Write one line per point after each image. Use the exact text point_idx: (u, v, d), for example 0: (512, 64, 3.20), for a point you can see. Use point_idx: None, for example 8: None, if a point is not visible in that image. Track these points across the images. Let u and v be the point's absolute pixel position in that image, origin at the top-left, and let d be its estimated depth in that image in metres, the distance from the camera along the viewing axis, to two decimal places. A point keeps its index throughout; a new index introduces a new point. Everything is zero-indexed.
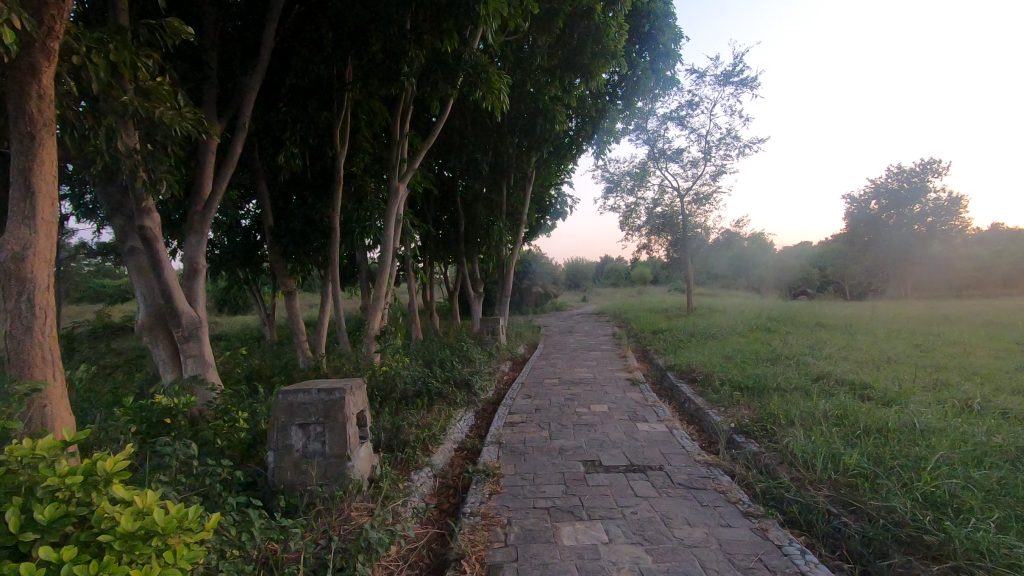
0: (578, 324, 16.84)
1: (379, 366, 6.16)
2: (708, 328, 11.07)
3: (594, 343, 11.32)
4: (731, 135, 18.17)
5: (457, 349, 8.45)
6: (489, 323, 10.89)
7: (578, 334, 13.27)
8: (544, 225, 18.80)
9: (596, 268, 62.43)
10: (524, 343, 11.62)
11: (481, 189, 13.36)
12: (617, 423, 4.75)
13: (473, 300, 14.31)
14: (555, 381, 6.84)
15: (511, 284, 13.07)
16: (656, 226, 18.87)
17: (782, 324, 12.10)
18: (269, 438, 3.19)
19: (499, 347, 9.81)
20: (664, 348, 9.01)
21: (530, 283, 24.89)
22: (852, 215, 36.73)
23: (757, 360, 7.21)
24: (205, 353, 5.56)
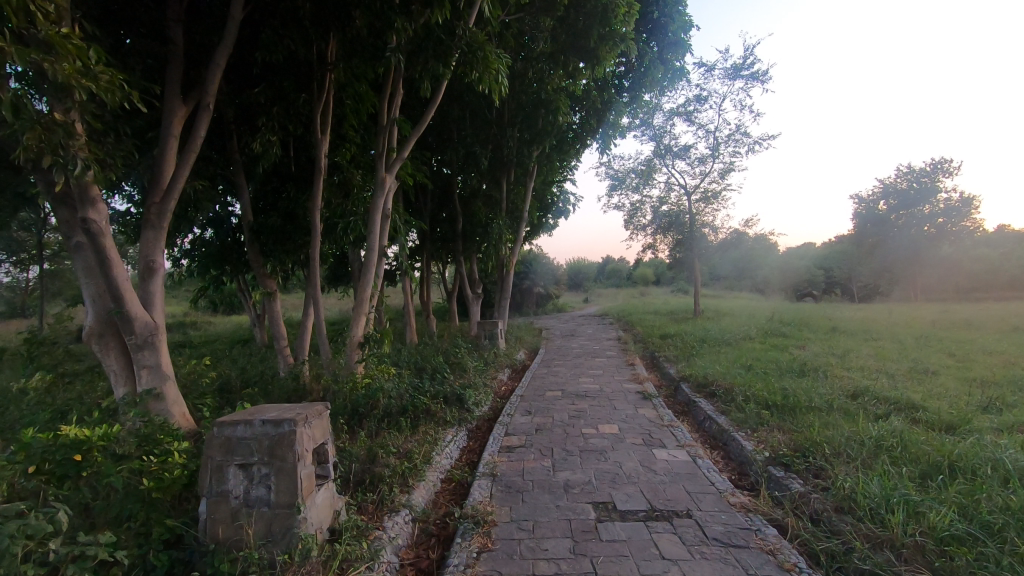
0: (581, 326, 16.20)
1: (361, 378, 5.53)
2: (719, 334, 10.42)
3: (598, 348, 10.67)
4: (741, 131, 17.49)
5: (452, 356, 7.82)
6: (486, 328, 10.25)
7: (581, 339, 12.62)
8: (546, 224, 18.16)
9: (598, 268, 61.69)
10: (524, 347, 10.98)
11: (481, 185, 12.73)
12: (631, 449, 4.09)
13: (471, 302, 13.68)
14: (559, 393, 6.20)
15: (510, 286, 12.43)
16: (662, 225, 18.22)
17: (797, 329, 11.44)
18: (199, 482, 2.54)
19: (496, 353, 9.16)
20: (675, 356, 8.36)
21: (530, 283, 24.22)
22: (860, 216, 36.03)
23: (781, 372, 6.56)
24: (162, 363, 4.93)
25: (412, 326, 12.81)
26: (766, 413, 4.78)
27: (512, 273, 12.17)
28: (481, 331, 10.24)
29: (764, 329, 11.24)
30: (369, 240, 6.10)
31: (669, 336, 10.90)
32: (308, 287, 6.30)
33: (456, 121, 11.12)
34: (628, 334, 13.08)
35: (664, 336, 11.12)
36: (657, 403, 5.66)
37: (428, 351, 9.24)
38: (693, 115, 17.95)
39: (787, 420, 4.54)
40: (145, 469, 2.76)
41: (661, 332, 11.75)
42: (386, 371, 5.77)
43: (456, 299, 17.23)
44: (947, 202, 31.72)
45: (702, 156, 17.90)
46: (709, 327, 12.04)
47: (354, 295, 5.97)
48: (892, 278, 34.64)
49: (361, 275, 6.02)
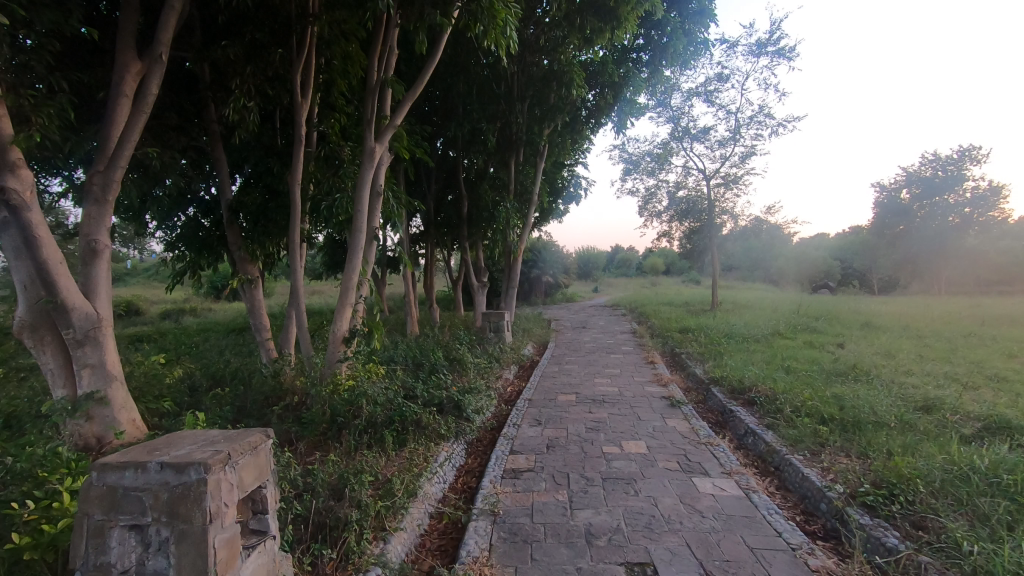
0: (592, 318, 15.41)
1: (345, 380, 4.78)
2: (746, 329, 9.57)
3: (612, 343, 9.85)
4: (764, 112, 16.48)
5: (453, 352, 7.05)
6: (491, 319, 9.46)
7: (593, 332, 11.80)
8: (556, 209, 17.31)
9: (608, 258, 60.59)
10: (532, 341, 10.20)
11: (488, 166, 11.91)
12: (668, 478, 3.30)
13: (477, 291, 12.90)
14: (573, 398, 5.42)
15: (518, 274, 11.61)
16: (678, 212, 17.30)
17: (829, 325, 10.53)
18: (72, 551, 1.79)
19: (503, 348, 8.38)
20: (700, 354, 7.54)
21: (539, 272, 23.38)
22: (881, 205, 34.79)
23: (828, 376, 5.73)
24: (108, 361, 4.20)
25: (414, 317, 12.05)
26: (825, 430, 3.97)
27: (521, 261, 11.36)
28: (486, 323, 9.45)
29: (794, 325, 10.36)
30: (356, 221, 5.30)
31: (690, 331, 10.05)
32: (288, 274, 5.53)
33: (461, 95, 10.29)
34: (643, 327, 12.23)
35: (685, 331, 10.29)
36: (689, 412, 4.86)
37: (428, 346, 8.45)
38: (714, 95, 16.94)
39: (854, 441, 3.73)
40: (15, 519, 2.04)
41: (681, 327, 10.90)
42: (373, 372, 5.02)
43: (461, 288, 16.47)
44: (975, 191, 30.41)
45: (722, 138, 16.92)
46: (733, 321, 11.18)
47: (339, 284, 5.19)
48: (913, 270, 33.44)
49: (348, 262, 5.23)
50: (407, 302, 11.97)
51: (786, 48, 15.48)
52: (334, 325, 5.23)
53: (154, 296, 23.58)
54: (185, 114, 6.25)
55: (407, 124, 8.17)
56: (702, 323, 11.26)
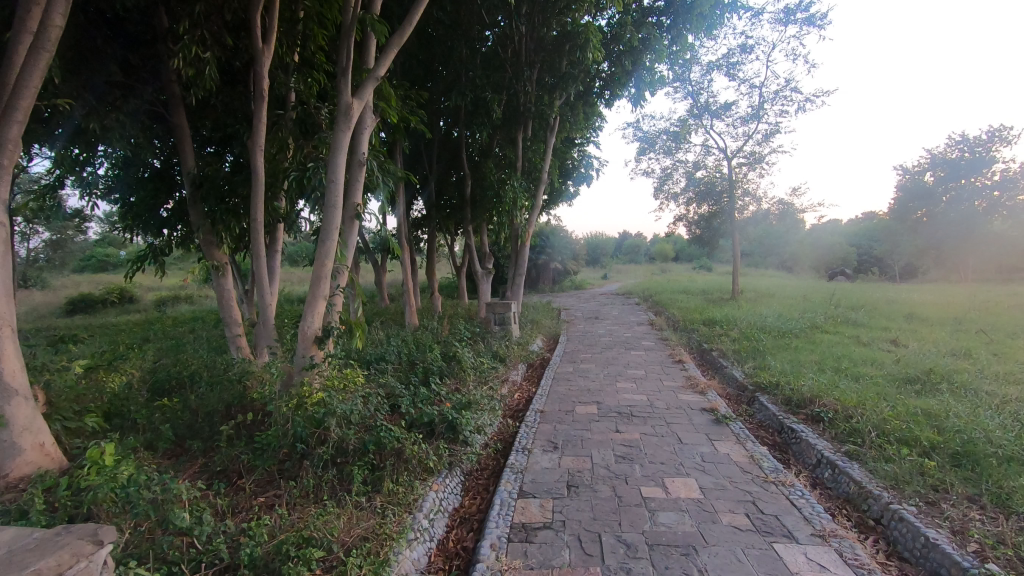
0: (605, 308, 14.42)
1: (312, 390, 3.87)
2: (781, 322, 8.57)
3: (631, 337, 8.90)
4: (790, 86, 15.30)
5: (451, 351, 6.13)
6: (496, 311, 8.52)
7: (607, 324, 10.83)
8: (565, 191, 16.31)
9: (616, 243, 59.38)
10: (542, 334, 9.27)
11: (494, 142, 10.93)
12: (743, 547, 2.35)
13: (481, 279, 11.93)
14: (594, 410, 4.50)
15: (526, 261, 10.62)
16: (696, 194, 16.23)
17: (871, 318, 9.48)
18: None
19: (509, 343, 7.46)
20: (736, 353, 6.58)
21: (547, 259, 22.41)
22: (903, 189, 33.40)
23: (902, 384, 4.76)
24: (8, 374, 3.21)
25: (413, 306, 11.10)
26: (932, 467, 3.02)
27: (528, 247, 10.37)
28: (489, 315, 8.51)
29: (832, 317, 9.34)
30: (329, 196, 4.30)
31: (717, 324, 9.06)
32: (252, 265, 4.54)
33: (463, 61, 9.29)
34: (661, 318, 11.24)
35: (710, 323, 9.30)
36: (741, 432, 3.92)
37: (425, 341, 7.53)
38: (736, 68, 15.77)
39: (980, 487, 2.79)
40: None
41: (706, 318, 9.91)
42: (349, 381, 4.12)
43: (465, 275, 15.52)
44: (1004, 174, 28.99)
45: (744, 115, 15.78)
46: (763, 311, 10.17)
47: (311, 274, 4.22)
48: (937, 257, 32.06)
49: (320, 247, 4.25)
50: (404, 288, 11.01)
51: (816, 15, 14.25)
52: (302, 322, 4.28)
53: (154, 284, 22.91)
54: (139, 73, 5.37)
55: (402, 90, 7.21)
56: (728, 314, 10.27)
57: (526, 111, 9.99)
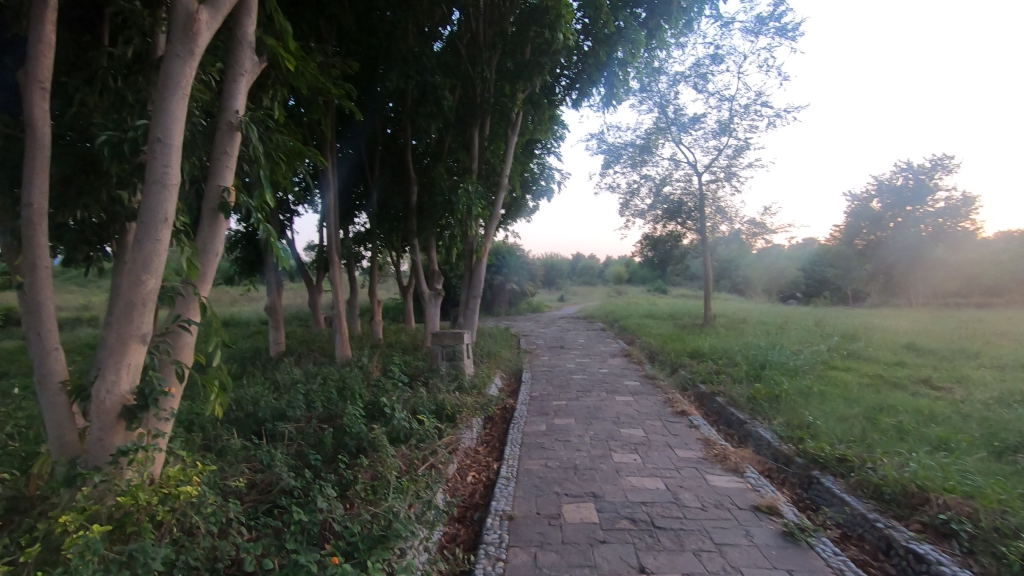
0: (568, 335, 12.99)
1: (90, 518, 2.10)
2: (786, 355, 7.24)
3: (610, 373, 7.38)
4: (760, 100, 14.46)
5: (378, 407, 4.37)
6: (447, 344, 6.81)
7: (576, 355, 9.29)
8: (523, 204, 14.93)
9: (572, 264, 58.80)
10: (500, 372, 7.63)
11: (445, 143, 9.33)
12: None
13: (429, 302, 10.18)
14: (592, 517, 2.87)
15: (482, 281, 8.77)
16: (663, 212, 15.11)
17: (874, 350, 8.34)
18: None
19: (460, 389, 5.77)
20: (755, 404, 5.11)
21: (504, 279, 20.88)
22: (851, 214, 33.93)
23: (1019, 460, 3.36)
24: None
25: (346, 334, 9.23)
26: None
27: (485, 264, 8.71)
28: (436, 348, 6.82)
29: (835, 349, 8.13)
30: (151, 167, 2.49)
31: (709, 359, 7.65)
32: (26, 283, 2.64)
33: (408, 41, 7.64)
34: (637, 348, 9.81)
35: (700, 358, 7.90)
36: (843, 568, 2.36)
37: (350, 386, 5.73)
38: (705, 79, 14.83)
39: None
40: None
41: (691, 350, 8.54)
42: (177, 491, 2.37)
43: (412, 297, 13.76)
44: (947, 201, 29.77)
45: (713, 129, 14.81)
46: (754, 341, 8.89)
47: (115, 303, 2.42)
48: (885, 281, 32.58)
49: (133, 259, 2.45)
50: (335, 312, 9.12)
51: (789, 25, 13.47)
52: (98, 382, 2.47)
53: None
54: None
55: (324, 57, 5.52)
56: (714, 344, 8.97)
57: (483, 104, 8.47)
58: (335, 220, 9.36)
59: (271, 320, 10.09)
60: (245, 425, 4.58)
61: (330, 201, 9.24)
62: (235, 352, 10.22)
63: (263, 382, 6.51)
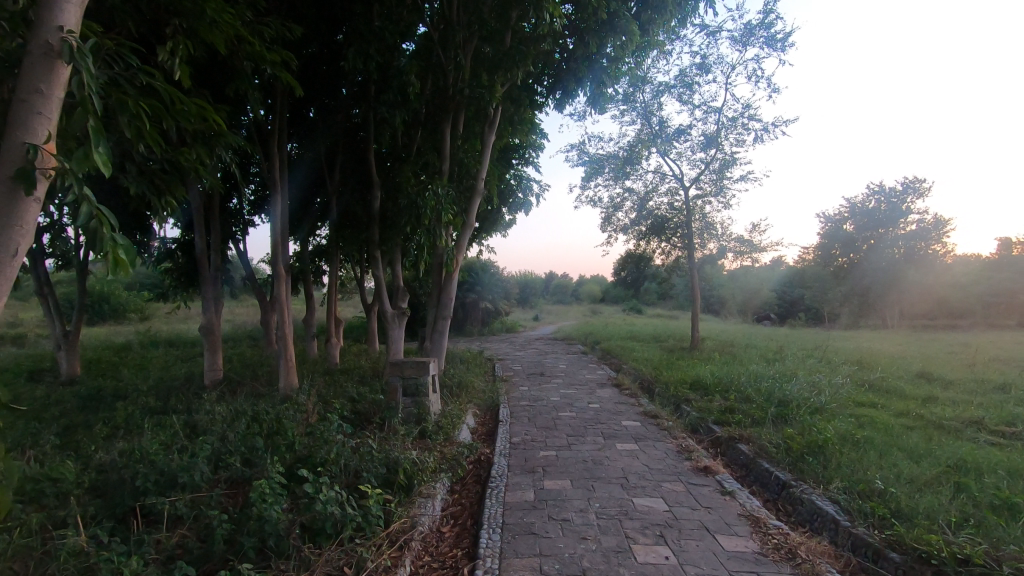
0: (547, 359, 11.88)
1: None
2: (804, 388, 6.23)
3: (602, 410, 6.25)
4: (748, 112, 13.81)
5: (303, 475, 3.17)
6: (408, 377, 5.59)
7: (560, 385, 8.15)
8: (498, 217, 13.87)
9: (547, 283, 57.96)
10: (471, 408, 6.44)
11: (413, 143, 8.22)
12: None
13: (392, 323, 8.95)
14: None
15: (453, 299, 7.54)
16: (647, 228, 14.22)
17: (893, 380, 7.41)
18: None
19: (420, 439, 4.56)
20: (796, 458, 4.05)
21: (477, 298, 19.69)
22: (825, 235, 33.94)
23: None
24: None
25: (292, 360, 7.92)
26: None
27: (455, 279, 7.53)
28: (395, 380, 5.59)
29: (854, 380, 7.15)
30: None
31: (716, 393, 6.60)
32: None
33: (369, 19, 6.56)
34: (627, 377, 8.72)
35: (705, 392, 6.82)
36: None
37: (281, 434, 4.47)
38: (691, 90, 14.14)
39: None
40: None
41: (691, 380, 7.47)
42: None
43: (376, 316, 12.47)
44: (919, 224, 29.91)
45: (700, 141, 14.08)
46: (760, 369, 7.88)
47: None
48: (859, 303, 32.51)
49: None
50: (279, 333, 7.80)
51: (778, 35, 12.90)
52: None
53: None
54: None
55: (253, 13, 4.37)
56: (715, 373, 7.93)
57: (456, 96, 7.42)
58: (282, 225, 8.04)
59: (207, 342, 8.72)
60: (118, 499, 3.31)
61: (276, 203, 7.96)
62: (164, 380, 8.81)
63: (176, 426, 5.19)
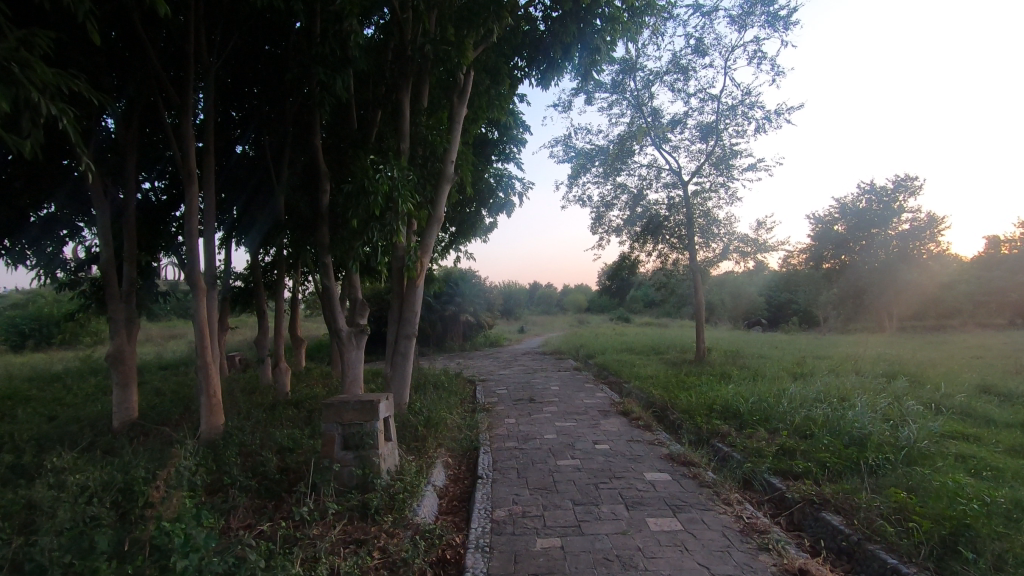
0: (536, 379, 10.36)
1: None
2: (877, 420, 4.74)
3: (613, 456, 4.75)
4: (748, 99, 12.59)
5: None
6: (348, 423, 4.04)
7: (554, 416, 6.60)
8: (475, 220, 12.41)
9: (532, 292, 56.51)
10: (441, 458, 4.89)
11: (368, 125, 6.70)
12: None
13: (348, 344, 7.35)
14: None
15: (417, 312, 5.99)
16: (641, 230, 12.81)
17: (962, 399, 6.02)
18: None
19: (354, 537, 3.01)
20: (940, 558, 2.60)
21: (457, 311, 18.11)
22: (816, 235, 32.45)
23: None
24: None
25: (217, 395, 6.26)
26: None
27: (420, 287, 5.98)
28: (330, 428, 4.03)
29: (923, 404, 5.69)
30: None
31: (758, 429, 5.10)
32: None
33: None
34: (635, 403, 7.20)
35: (742, 427, 5.32)
36: None
37: (139, 524, 2.93)
38: (685, 76, 12.88)
39: None
40: None
41: (720, 406, 5.96)
42: None
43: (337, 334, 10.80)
44: (912, 223, 28.99)
45: (697, 131, 12.77)
46: (800, 390, 6.39)
47: None
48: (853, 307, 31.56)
49: None
50: (199, 360, 6.14)
51: (781, 12, 11.73)
52: None
53: None
54: None
55: None
56: (744, 395, 6.45)
57: (417, 61, 5.94)
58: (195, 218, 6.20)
59: (116, 374, 7.05)
60: None
61: (190, 194, 6.28)
62: (66, 423, 7.13)
63: (9, 508, 3.59)
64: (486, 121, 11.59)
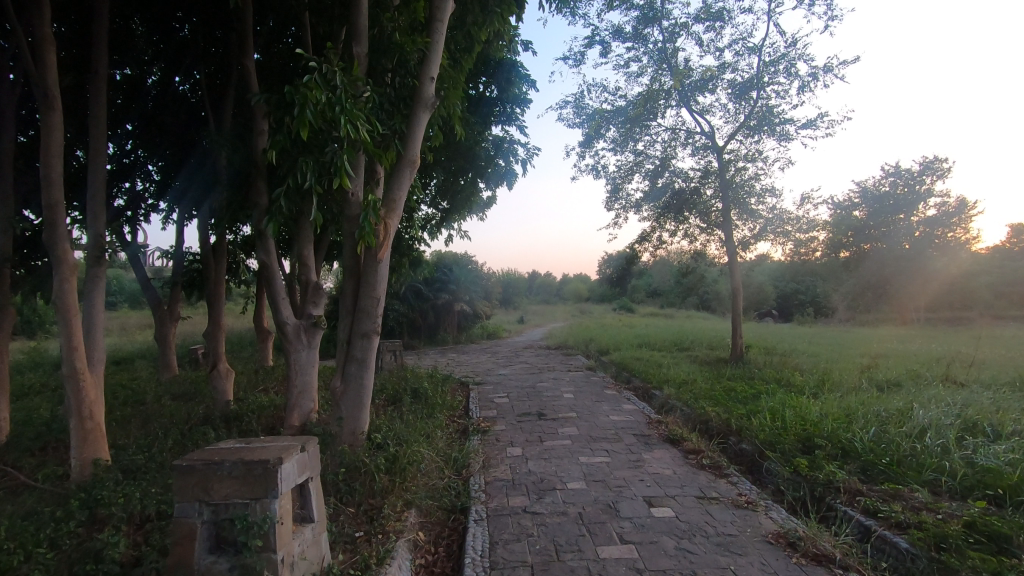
0: (544, 381, 8.53)
1: None
2: None
3: (689, 536, 2.89)
4: (794, 47, 10.61)
5: None
6: (221, 505, 2.19)
7: (575, 445, 4.71)
8: (470, 193, 10.48)
9: (532, 281, 54.60)
10: (405, 535, 3.05)
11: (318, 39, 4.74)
12: None
13: (294, 344, 5.44)
14: None
15: (381, 301, 4.06)
16: (665, 205, 10.89)
17: None
18: None
19: None
20: None
21: (450, 299, 16.20)
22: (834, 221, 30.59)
23: None
24: None
25: (97, 418, 4.35)
26: None
27: (383, 265, 4.05)
28: (188, 512, 2.19)
29: None
30: None
31: (918, 491, 3.20)
32: None
33: None
34: (685, 424, 5.30)
35: (876, 482, 3.44)
36: None
37: None
38: (719, 22, 10.86)
39: None
40: None
41: (826, 437, 4.06)
42: None
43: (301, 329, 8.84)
44: (939, 208, 27.07)
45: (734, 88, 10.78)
46: (929, 411, 4.50)
47: None
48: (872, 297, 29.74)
49: None
50: (64, 367, 4.19)
51: None
52: None
53: None
54: None
55: None
56: (847, 418, 4.56)
57: None
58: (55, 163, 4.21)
59: None
60: None
61: (47, 130, 4.17)
62: None
63: None
64: (483, 75, 9.63)
